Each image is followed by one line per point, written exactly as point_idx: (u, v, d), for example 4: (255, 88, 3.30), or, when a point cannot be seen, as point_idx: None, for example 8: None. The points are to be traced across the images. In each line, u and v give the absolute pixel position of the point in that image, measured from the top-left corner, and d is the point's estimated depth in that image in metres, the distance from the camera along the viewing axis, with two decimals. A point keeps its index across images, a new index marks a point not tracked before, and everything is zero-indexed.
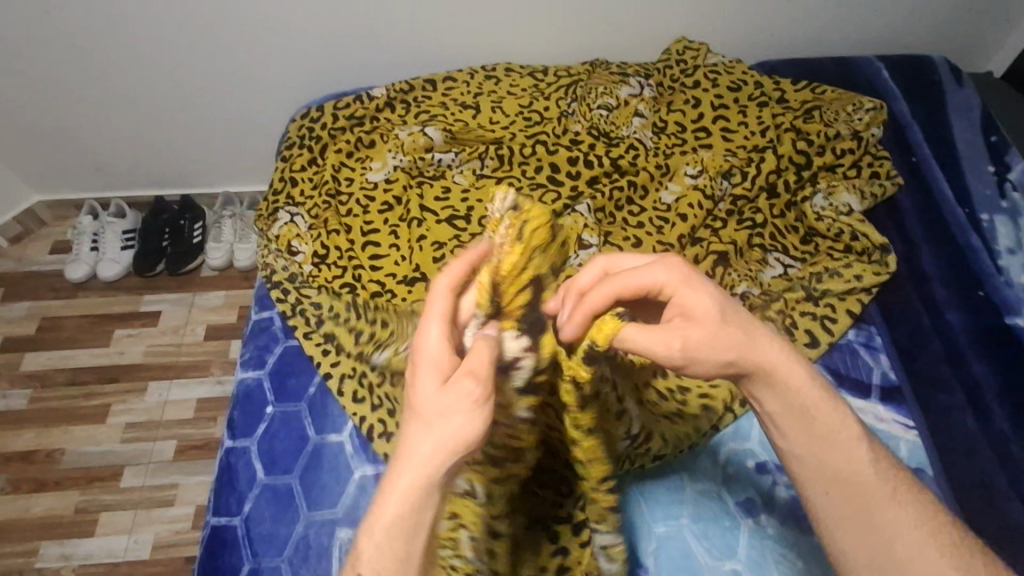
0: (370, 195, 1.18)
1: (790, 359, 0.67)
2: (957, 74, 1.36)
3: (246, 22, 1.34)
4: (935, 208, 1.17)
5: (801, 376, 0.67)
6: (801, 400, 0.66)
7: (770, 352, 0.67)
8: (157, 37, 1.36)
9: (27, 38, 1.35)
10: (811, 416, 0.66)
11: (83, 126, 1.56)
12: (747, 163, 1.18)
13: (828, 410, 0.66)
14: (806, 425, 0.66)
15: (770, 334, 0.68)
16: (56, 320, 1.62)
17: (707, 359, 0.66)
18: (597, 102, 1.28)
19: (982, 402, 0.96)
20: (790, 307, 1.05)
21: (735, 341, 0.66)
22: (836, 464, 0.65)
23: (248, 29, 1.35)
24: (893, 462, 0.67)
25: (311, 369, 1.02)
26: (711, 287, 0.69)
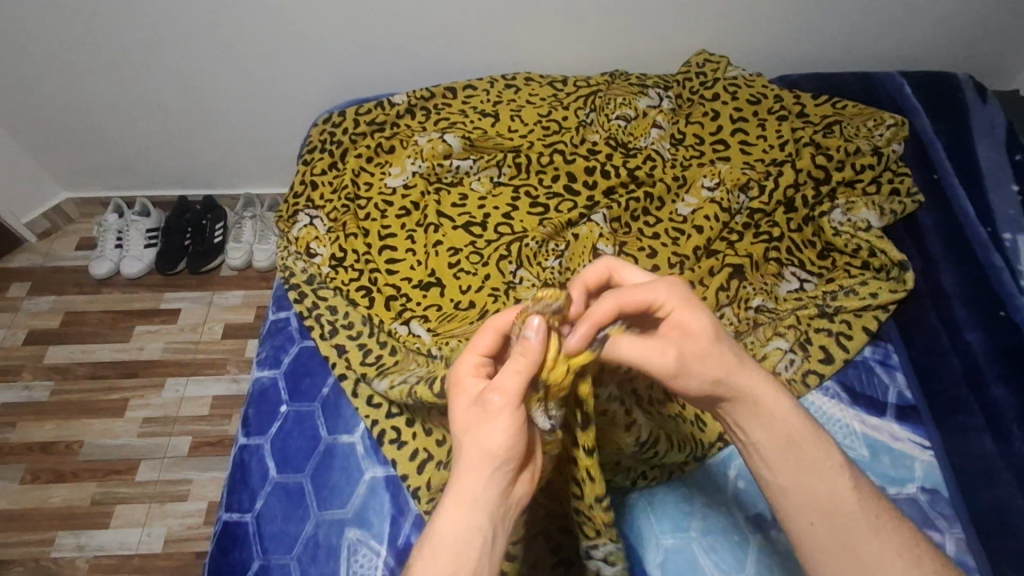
0: (389, 200, 1.20)
1: (774, 394, 0.68)
2: (982, 91, 1.34)
3: (273, 28, 1.36)
4: (956, 226, 1.15)
5: (786, 408, 0.68)
6: (785, 431, 0.67)
7: (756, 386, 0.68)
8: (188, 42, 1.40)
9: (63, 39, 1.39)
10: (797, 447, 0.66)
11: (114, 126, 1.60)
12: (764, 177, 1.18)
13: (812, 442, 0.67)
14: (791, 457, 0.66)
15: (756, 369, 0.70)
16: (79, 315, 1.66)
17: (698, 377, 0.68)
18: (615, 113, 1.29)
19: (1001, 424, 0.94)
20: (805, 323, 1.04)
21: (721, 369, 0.68)
22: (822, 495, 0.65)
23: (275, 35, 1.38)
24: (876, 495, 0.67)
25: (326, 370, 1.03)
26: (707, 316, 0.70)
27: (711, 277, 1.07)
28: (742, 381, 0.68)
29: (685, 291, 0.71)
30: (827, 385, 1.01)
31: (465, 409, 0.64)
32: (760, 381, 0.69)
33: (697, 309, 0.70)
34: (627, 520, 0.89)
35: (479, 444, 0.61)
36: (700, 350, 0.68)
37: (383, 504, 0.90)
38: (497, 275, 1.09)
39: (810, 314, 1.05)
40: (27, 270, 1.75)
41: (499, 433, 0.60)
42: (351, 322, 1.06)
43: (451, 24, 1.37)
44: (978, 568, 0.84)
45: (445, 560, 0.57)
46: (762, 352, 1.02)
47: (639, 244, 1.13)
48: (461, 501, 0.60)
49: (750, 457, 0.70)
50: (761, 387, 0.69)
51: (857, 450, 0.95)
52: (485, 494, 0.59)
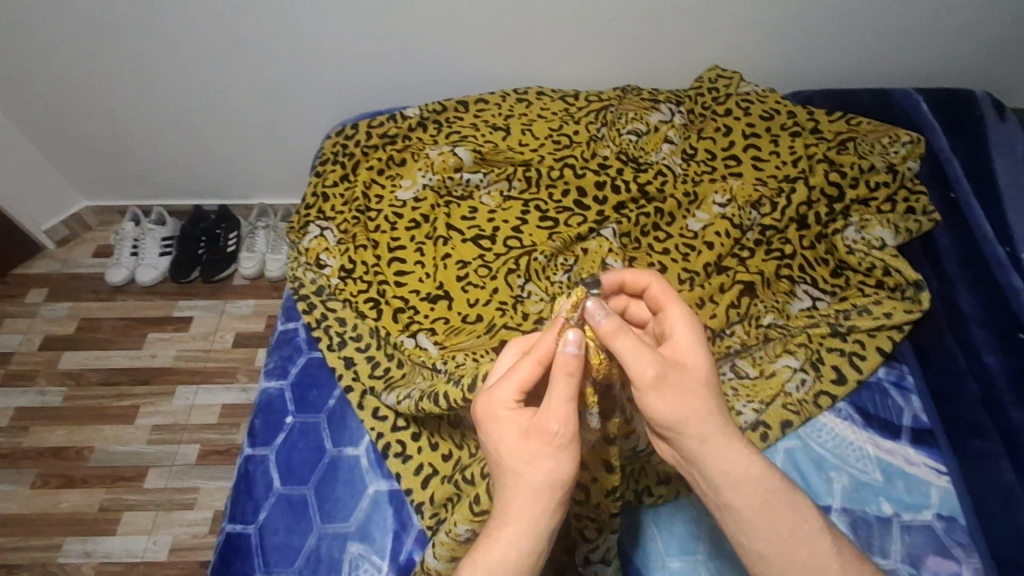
0: (399, 212, 1.20)
1: (747, 453, 0.66)
2: (1000, 108, 1.32)
3: (290, 41, 1.38)
4: (974, 245, 1.13)
5: (759, 469, 0.66)
6: (760, 493, 0.65)
7: (728, 442, 0.66)
8: (208, 55, 1.42)
9: (87, 52, 1.42)
10: (772, 509, 0.65)
11: (134, 136, 1.63)
12: (777, 194, 1.16)
13: (788, 504, 0.66)
14: (770, 520, 0.65)
15: (730, 424, 0.67)
16: (94, 321, 1.68)
17: (674, 406, 0.65)
18: (627, 127, 1.28)
19: (1021, 450, 0.92)
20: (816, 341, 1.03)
21: (706, 410, 0.66)
22: (802, 564, 0.64)
23: (291, 48, 1.40)
24: (854, 552, 0.67)
25: (332, 382, 1.03)
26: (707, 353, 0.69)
27: (721, 293, 1.06)
28: (714, 433, 0.66)
29: (694, 329, 0.70)
30: (839, 406, 0.99)
31: (522, 448, 0.64)
32: (732, 439, 0.66)
33: (700, 347, 0.69)
34: (632, 538, 0.88)
35: (547, 485, 0.63)
36: (687, 384, 0.66)
37: (387, 517, 0.89)
38: (504, 289, 1.09)
39: (822, 332, 1.03)
40: (45, 276, 1.78)
41: (567, 475, 0.64)
42: (357, 335, 1.06)
43: (464, 38, 1.38)
44: None
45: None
46: (774, 371, 1.00)
47: (648, 260, 1.12)
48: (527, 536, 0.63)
49: (723, 517, 0.68)
50: (732, 445, 0.66)
51: (870, 474, 0.93)
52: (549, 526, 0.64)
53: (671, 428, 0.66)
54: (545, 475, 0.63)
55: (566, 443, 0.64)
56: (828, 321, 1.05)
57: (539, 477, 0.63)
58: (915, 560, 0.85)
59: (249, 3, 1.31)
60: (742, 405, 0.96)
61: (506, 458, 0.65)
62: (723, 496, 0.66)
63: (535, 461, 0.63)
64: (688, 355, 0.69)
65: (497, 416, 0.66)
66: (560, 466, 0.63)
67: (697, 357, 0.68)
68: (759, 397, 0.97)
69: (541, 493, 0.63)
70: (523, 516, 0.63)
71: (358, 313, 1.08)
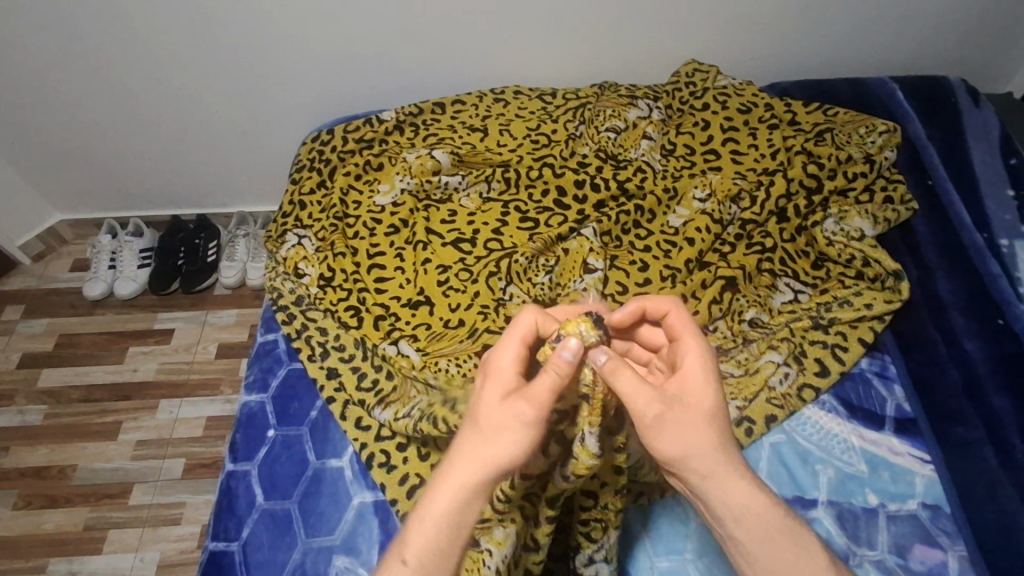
0: (377, 218, 1.19)
1: (750, 485, 0.65)
2: (975, 94, 1.33)
3: (263, 46, 1.36)
4: (952, 233, 1.14)
5: (762, 503, 0.65)
6: (763, 527, 0.65)
7: (729, 472, 0.65)
8: (177, 61, 1.39)
9: (54, 63, 1.39)
10: (775, 543, 0.65)
11: (106, 147, 1.60)
12: (755, 187, 1.16)
13: (792, 538, 0.65)
14: (772, 554, 0.64)
15: (738, 457, 0.66)
16: (73, 337, 1.65)
17: (672, 440, 0.64)
18: (605, 124, 1.27)
19: (1004, 437, 0.92)
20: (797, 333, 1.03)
21: (707, 444, 0.64)
22: None
23: (262, 52, 1.38)
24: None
25: (314, 394, 1.01)
26: (715, 385, 0.67)
27: (704, 290, 1.06)
28: (718, 469, 0.65)
29: (705, 361, 0.68)
30: (823, 398, 0.99)
31: (491, 414, 0.65)
32: (735, 471, 0.65)
33: (706, 379, 0.67)
34: (620, 539, 0.87)
35: (493, 457, 0.63)
36: (687, 417, 0.65)
37: (373, 528, 0.88)
38: (486, 292, 1.08)
39: (804, 326, 1.04)
40: (21, 292, 1.74)
41: (520, 459, 0.64)
42: (337, 345, 1.05)
43: (439, 39, 1.36)
44: None
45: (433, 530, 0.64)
46: (758, 366, 1.00)
47: (630, 257, 1.12)
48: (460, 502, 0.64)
49: (727, 546, 0.67)
50: (732, 480, 0.65)
51: (856, 466, 0.93)
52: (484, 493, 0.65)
53: (674, 464, 0.65)
54: (499, 449, 0.63)
55: (533, 424, 0.64)
56: (809, 315, 1.05)
57: (492, 446, 0.64)
58: (902, 550, 0.86)
59: (217, 7, 1.28)
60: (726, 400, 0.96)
61: (479, 411, 0.66)
62: (727, 528, 0.66)
63: (492, 434, 0.64)
64: (694, 390, 0.67)
65: (488, 380, 0.67)
66: (517, 445, 0.64)
67: (702, 391, 0.66)
68: (743, 393, 0.97)
69: (488, 467, 0.64)
70: (461, 477, 0.64)
71: (335, 318, 1.08)
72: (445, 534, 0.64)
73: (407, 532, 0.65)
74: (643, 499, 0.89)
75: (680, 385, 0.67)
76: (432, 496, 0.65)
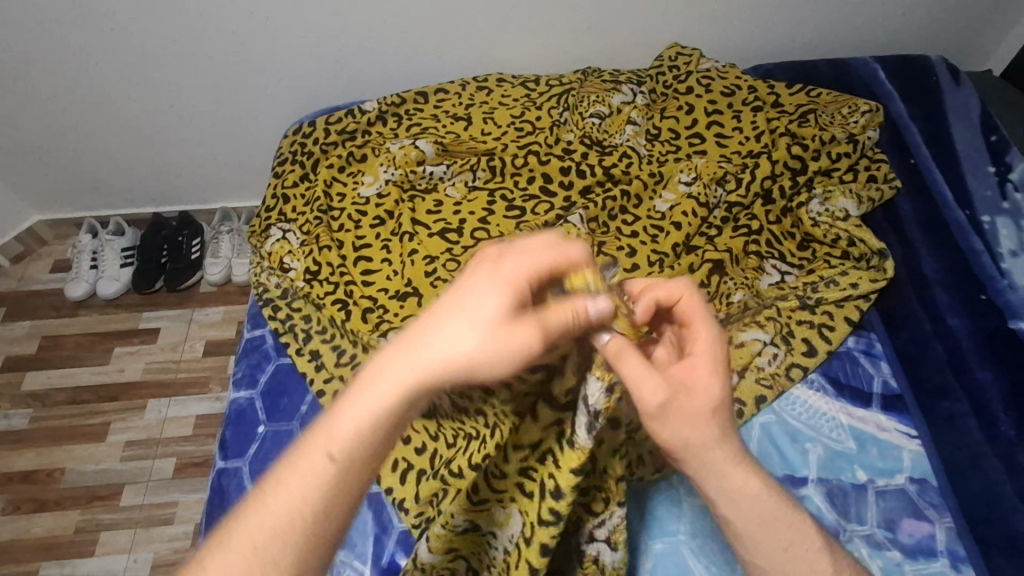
0: (362, 210, 1.17)
1: (749, 474, 0.64)
2: (955, 72, 1.34)
3: (240, 38, 1.34)
4: (935, 211, 1.14)
5: (757, 486, 0.64)
6: (760, 514, 0.64)
7: (729, 461, 0.63)
8: (153, 54, 1.36)
9: (24, 59, 1.35)
10: (769, 528, 0.64)
11: (83, 145, 1.57)
12: (741, 170, 1.17)
13: (786, 525, 0.65)
14: (764, 538, 0.64)
15: (739, 445, 0.64)
16: (57, 338, 1.63)
17: (675, 430, 0.62)
18: (589, 110, 1.27)
19: (988, 410, 0.94)
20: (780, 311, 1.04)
21: (709, 434, 0.62)
22: None
23: (239, 44, 1.35)
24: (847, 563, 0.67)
25: (303, 388, 1.01)
26: (724, 377, 0.64)
27: (691, 274, 1.06)
28: (719, 457, 0.63)
29: (715, 357, 0.65)
30: (811, 377, 1.00)
31: (482, 314, 0.55)
32: (735, 458, 0.64)
33: (716, 372, 0.64)
34: None
35: (462, 362, 0.54)
36: (691, 409, 0.62)
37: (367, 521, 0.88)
38: None
39: (790, 304, 1.04)
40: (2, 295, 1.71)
41: (482, 373, 0.54)
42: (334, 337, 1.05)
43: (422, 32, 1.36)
44: (969, 558, 0.84)
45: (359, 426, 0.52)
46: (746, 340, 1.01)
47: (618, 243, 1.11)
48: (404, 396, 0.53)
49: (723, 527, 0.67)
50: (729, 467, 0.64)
51: (844, 443, 0.94)
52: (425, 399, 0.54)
53: (676, 450, 0.64)
54: (470, 354, 0.54)
55: (522, 346, 0.55)
56: (797, 294, 1.06)
57: (467, 346, 0.54)
58: (891, 524, 0.87)
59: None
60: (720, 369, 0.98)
61: (468, 306, 0.56)
62: (720, 511, 0.65)
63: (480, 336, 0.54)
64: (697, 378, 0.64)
65: (488, 277, 0.57)
66: (492, 356, 0.54)
67: (708, 383, 0.63)
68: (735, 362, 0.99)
69: (450, 370, 0.54)
70: (416, 369, 0.53)
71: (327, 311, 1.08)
72: (374, 427, 0.52)
73: (333, 409, 0.54)
74: (637, 483, 0.90)
75: (686, 375, 0.64)
76: (374, 372, 0.54)
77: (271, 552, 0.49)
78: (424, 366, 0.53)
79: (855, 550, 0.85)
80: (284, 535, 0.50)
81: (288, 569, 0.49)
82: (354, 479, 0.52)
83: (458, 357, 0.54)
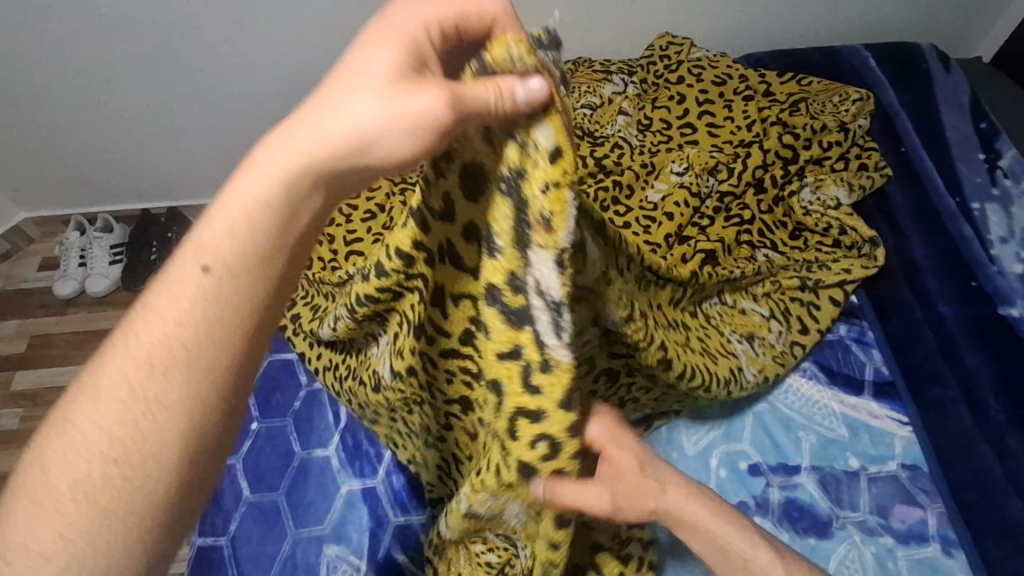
0: (353, 203, 1.15)
1: (698, 508, 0.66)
2: (945, 60, 1.34)
3: (226, 31, 1.32)
4: (925, 198, 1.15)
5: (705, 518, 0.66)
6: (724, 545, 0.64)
7: (680, 503, 0.66)
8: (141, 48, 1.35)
9: (8, 55, 1.33)
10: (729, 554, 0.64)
11: (71, 141, 1.55)
12: (732, 159, 1.16)
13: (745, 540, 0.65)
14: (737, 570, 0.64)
15: (679, 484, 0.67)
16: (46, 337, 1.61)
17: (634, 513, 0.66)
18: (580, 101, 1.26)
19: (978, 396, 0.94)
20: (781, 288, 1.03)
21: (652, 498, 0.66)
22: None
23: (226, 37, 1.33)
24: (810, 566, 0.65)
25: (296, 384, 1.00)
26: (635, 444, 0.67)
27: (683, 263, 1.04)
28: (672, 510, 0.66)
29: (615, 435, 0.67)
30: (803, 365, 1.00)
31: (366, 80, 0.48)
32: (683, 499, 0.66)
33: (624, 446, 0.67)
34: None
35: (349, 137, 0.48)
36: (628, 490, 0.66)
37: (364, 517, 0.88)
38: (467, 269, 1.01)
39: (790, 281, 1.03)
40: None
41: (381, 150, 0.49)
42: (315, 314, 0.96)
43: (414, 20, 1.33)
44: (959, 542, 0.85)
45: (243, 220, 0.49)
46: (749, 310, 0.99)
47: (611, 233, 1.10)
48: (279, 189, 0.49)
49: None
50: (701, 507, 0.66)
51: (837, 431, 0.94)
52: (321, 182, 0.50)
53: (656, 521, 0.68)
54: (353, 125, 0.48)
55: (416, 107, 0.47)
56: (796, 273, 1.04)
57: (344, 116, 0.48)
58: (883, 510, 0.88)
59: None
60: (729, 335, 0.92)
61: (353, 75, 0.48)
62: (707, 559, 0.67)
63: (365, 106, 0.47)
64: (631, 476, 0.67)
65: (374, 35, 0.49)
66: (380, 126, 0.48)
67: (625, 459, 0.67)
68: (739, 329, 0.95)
69: (333, 148, 0.48)
70: (302, 151, 0.48)
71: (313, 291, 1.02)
72: (264, 214, 0.49)
73: (204, 219, 0.50)
74: None
75: (610, 466, 0.67)
76: (255, 160, 0.49)
77: (170, 346, 0.47)
78: (310, 147, 0.48)
79: (848, 537, 0.85)
80: (180, 332, 0.48)
81: (198, 363, 0.47)
82: (254, 269, 0.49)
83: (346, 133, 0.48)
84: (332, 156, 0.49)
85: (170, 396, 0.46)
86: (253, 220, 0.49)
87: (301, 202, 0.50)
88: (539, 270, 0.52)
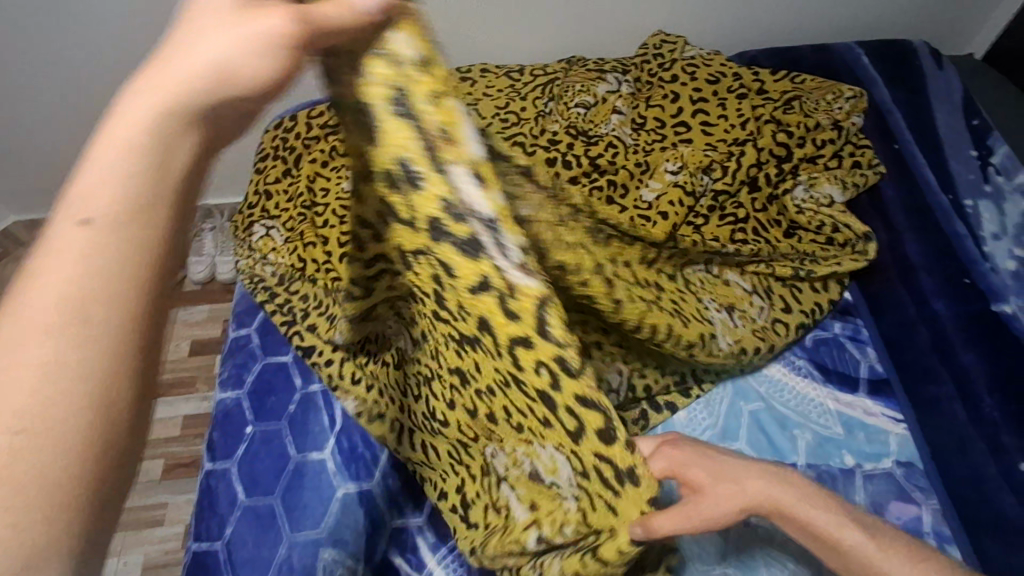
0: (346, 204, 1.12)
1: (782, 487, 0.67)
2: (937, 57, 1.35)
3: None
4: (918, 195, 1.15)
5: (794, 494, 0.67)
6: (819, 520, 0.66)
7: (764, 484, 0.67)
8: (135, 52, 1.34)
9: None
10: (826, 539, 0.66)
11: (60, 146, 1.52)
12: (726, 157, 1.16)
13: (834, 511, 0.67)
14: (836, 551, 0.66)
15: (752, 469, 0.68)
16: None
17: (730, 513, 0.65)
18: (575, 100, 1.27)
19: (972, 393, 0.95)
20: (773, 273, 1.01)
21: (735, 491, 0.66)
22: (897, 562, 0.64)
23: None
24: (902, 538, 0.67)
25: (290, 387, 0.99)
26: (690, 451, 0.69)
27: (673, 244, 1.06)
28: (763, 494, 0.66)
29: (669, 455, 0.69)
30: (799, 363, 1.01)
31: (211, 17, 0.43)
32: (765, 477, 0.67)
33: (682, 458, 0.69)
34: None
35: (215, 67, 0.42)
36: (712, 495, 0.65)
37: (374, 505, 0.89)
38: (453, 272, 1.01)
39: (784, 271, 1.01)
40: None
41: (247, 79, 0.43)
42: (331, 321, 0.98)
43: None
44: (955, 539, 0.85)
45: (133, 155, 0.39)
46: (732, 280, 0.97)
47: None
48: (159, 109, 0.40)
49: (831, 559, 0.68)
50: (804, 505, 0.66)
51: (832, 428, 0.95)
52: (203, 116, 0.42)
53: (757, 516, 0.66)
54: (212, 54, 0.42)
55: (260, 28, 0.43)
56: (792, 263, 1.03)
57: (196, 42, 0.42)
58: (879, 507, 0.88)
59: None
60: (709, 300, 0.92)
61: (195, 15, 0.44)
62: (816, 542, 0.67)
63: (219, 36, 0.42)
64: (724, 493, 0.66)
65: None
66: (235, 53, 0.42)
67: (694, 469, 0.67)
68: (721, 297, 0.94)
69: (199, 78, 0.41)
70: (169, 84, 0.41)
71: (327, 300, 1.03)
72: (154, 149, 0.40)
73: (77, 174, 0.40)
74: None
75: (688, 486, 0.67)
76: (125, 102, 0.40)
77: (58, 309, 0.36)
78: (180, 78, 0.41)
79: None
80: (69, 290, 0.36)
81: (99, 319, 0.36)
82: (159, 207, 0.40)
83: (210, 62, 0.42)
84: (203, 86, 0.41)
85: (91, 320, 0.36)
86: (143, 157, 0.40)
87: (189, 138, 0.41)
88: (461, 187, 0.49)
